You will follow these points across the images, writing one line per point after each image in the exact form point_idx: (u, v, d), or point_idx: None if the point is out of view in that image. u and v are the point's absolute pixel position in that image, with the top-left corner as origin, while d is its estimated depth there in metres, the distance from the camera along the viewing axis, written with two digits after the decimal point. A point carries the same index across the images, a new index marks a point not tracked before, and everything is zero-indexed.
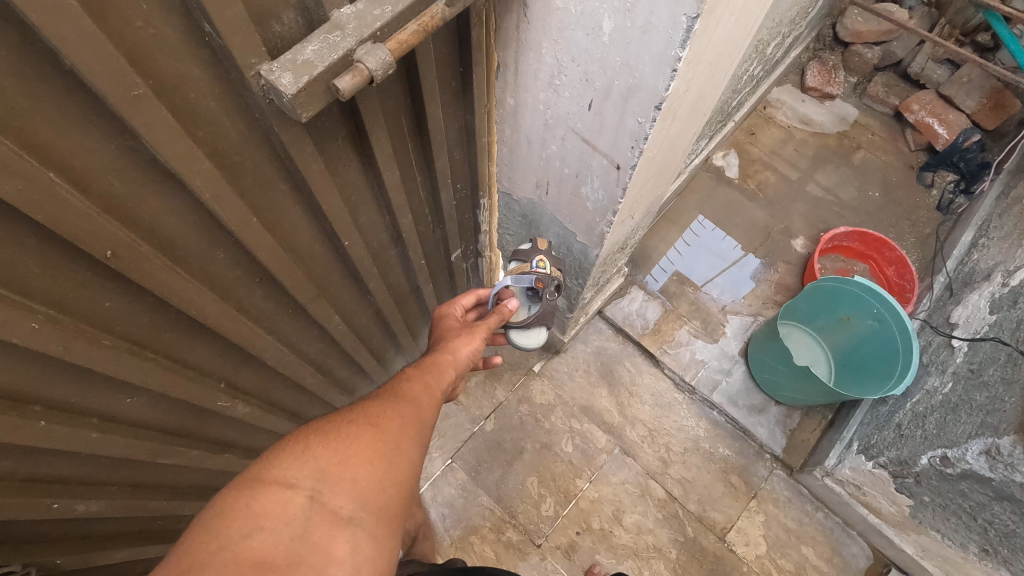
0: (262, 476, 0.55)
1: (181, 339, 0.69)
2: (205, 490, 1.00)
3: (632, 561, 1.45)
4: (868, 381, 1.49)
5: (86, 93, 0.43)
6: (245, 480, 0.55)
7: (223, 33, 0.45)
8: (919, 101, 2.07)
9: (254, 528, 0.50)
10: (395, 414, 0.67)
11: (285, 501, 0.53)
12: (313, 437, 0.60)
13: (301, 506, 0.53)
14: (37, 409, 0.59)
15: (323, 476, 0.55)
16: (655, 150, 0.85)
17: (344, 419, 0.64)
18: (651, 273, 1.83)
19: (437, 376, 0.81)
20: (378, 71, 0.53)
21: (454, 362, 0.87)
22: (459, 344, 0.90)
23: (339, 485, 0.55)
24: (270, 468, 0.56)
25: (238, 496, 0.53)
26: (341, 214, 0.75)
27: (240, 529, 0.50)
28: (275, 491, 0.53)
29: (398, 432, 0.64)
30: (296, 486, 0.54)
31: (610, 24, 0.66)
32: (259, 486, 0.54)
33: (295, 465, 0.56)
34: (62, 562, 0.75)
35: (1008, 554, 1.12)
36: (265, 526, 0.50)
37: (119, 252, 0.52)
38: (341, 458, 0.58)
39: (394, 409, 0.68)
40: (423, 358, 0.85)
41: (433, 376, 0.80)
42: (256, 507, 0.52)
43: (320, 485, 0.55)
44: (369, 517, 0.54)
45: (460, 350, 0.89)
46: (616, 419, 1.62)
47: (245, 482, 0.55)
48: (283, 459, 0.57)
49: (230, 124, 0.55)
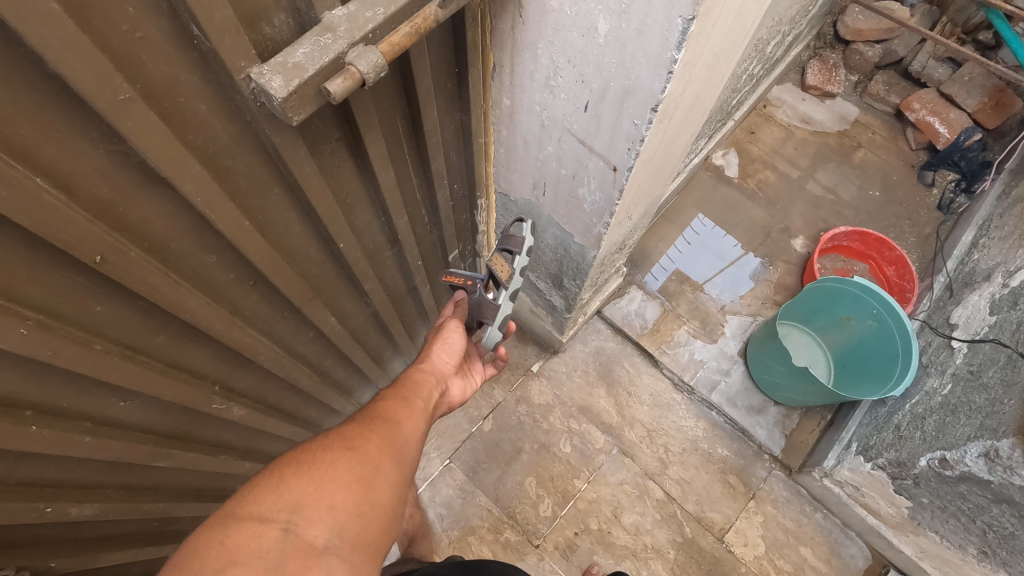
0: (238, 512, 0.57)
1: (175, 342, 0.69)
2: (201, 492, 1.00)
3: (630, 561, 1.45)
4: (867, 382, 1.48)
5: (72, 97, 0.43)
6: (219, 518, 0.57)
7: (211, 36, 0.45)
8: (920, 100, 2.06)
9: (227, 563, 0.52)
10: (373, 437, 0.70)
11: (258, 535, 0.55)
12: (287, 468, 0.62)
13: (276, 538, 0.55)
14: (29, 414, 0.58)
15: (298, 507, 0.58)
16: (651, 152, 0.85)
17: (320, 446, 0.67)
18: (651, 273, 1.83)
19: (414, 387, 0.89)
20: (370, 74, 0.52)
21: (429, 370, 0.96)
22: (433, 351, 1.01)
23: (315, 514, 0.57)
24: (245, 504, 0.58)
25: (212, 534, 0.55)
26: (335, 216, 0.74)
27: (213, 565, 0.51)
28: (250, 526, 0.55)
29: (376, 455, 0.67)
30: (270, 520, 0.56)
31: (606, 26, 0.65)
32: (233, 522, 0.56)
33: (270, 499, 0.58)
34: (56, 565, 0.75)
35: (1007, 556, 1.13)
36: (238, 561, 0.52)
37: (109, 258, 0.52)
38: (316, 486, 0.60)
39: (372, 432, 0.71)
40: (400, 375, 0.93)
41: (408, 389, 0.87)
42: (230, 543, 0.54)
43: (294, 516, 0.57)
44: (344, 545, 0.57)
45: (433, 357, 1.00)
46: (614, 419, 1.62)
47: (220, 519, 0.57)
48: (258, 495, 0.59)
49: (221, 127, 0.55)
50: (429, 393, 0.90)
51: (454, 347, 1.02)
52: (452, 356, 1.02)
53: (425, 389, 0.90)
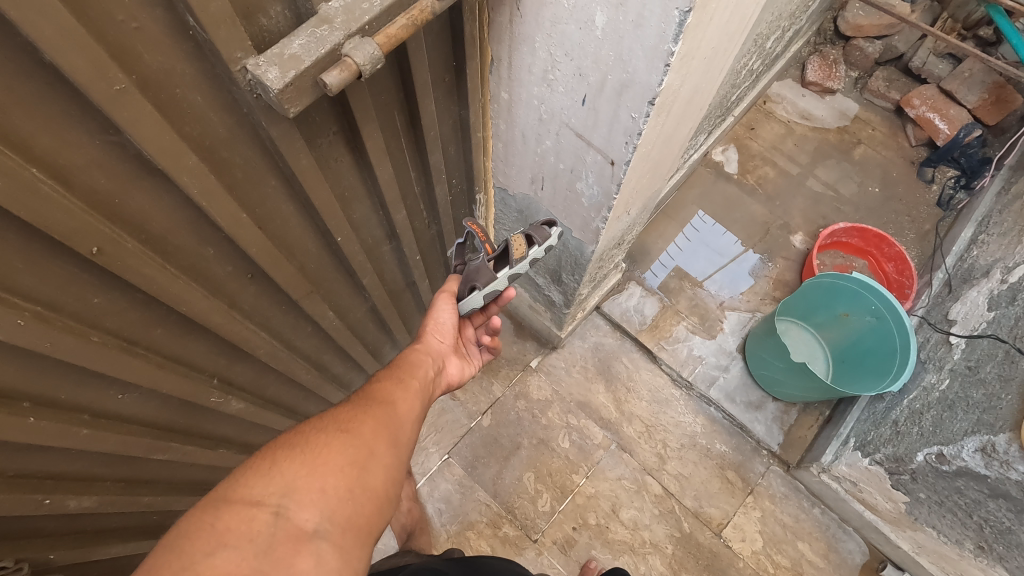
0: (229, 496, 0.57)
1: (172, 336, 0.69)
2: (199, 485, 1.00)
3: (627, 557, 1.45)
4: (865, 377, 1.49)
5: (68, 87, 0.43)
6: (212, 500, 0.57)
7: (207, 27, 0.45)
8: (920, 96, 2.05)
9: (218, 545, 0.52)
10: (366, 419, 0.71)
11: (249, 518, 0.55)
12: (280, 451, 0.63)
13: (266, 522, 0.55)
14: (26, 405, 0.58)
15: (290, 491, 0.58)
16: (649, 145, 0.84)
17: (315, 429, 0.67)
18: (651, 269, 1.82)
19: (410, 368, 0.90)
20: (367, 66, 0.52)
21: (423, 352, 0.96)
22: (427, 334, 1.01)
23: (307, 498, 0.58)
24: (236, 487, 0.58)
25: (203, 515, 0.55)
26: (333, 211, 0.74)
27: (203, 548, 0.52)
28: (241, 509, 0.56)
29: (370, 436, 0.68)
30: (262, 503, 0.57)
31: (603, 18, 0.65)
32: (224, 505, 0.56)
33: (261, 483, 0.58)
34: (55, 557, 0.75)
35: (1003, 551, 1.14)
36: (229, 543, 0.53)
37: (106, 249, 0.52)
38: (309, 469, 0.61)
39: (365, 415, 0.72)
40: (398, 356, 0.94)
41: (403, 369, 0.89)
42: (220, 525, 0.54)
43: (286, 500, 0.57)
44: (335, 529, 0.57)
45: (428, 340, 1.00)
46: (613, 415, 1.62)
47: (210, 502, 0.57)
48: (250, 478, 0.59)
49: (218, 120, 0.55)
50: (424, 373, 0.91)
51: (446, 325, 1.03)
52: (449, 333, 1.03)
53: (420, 370, 0.91)
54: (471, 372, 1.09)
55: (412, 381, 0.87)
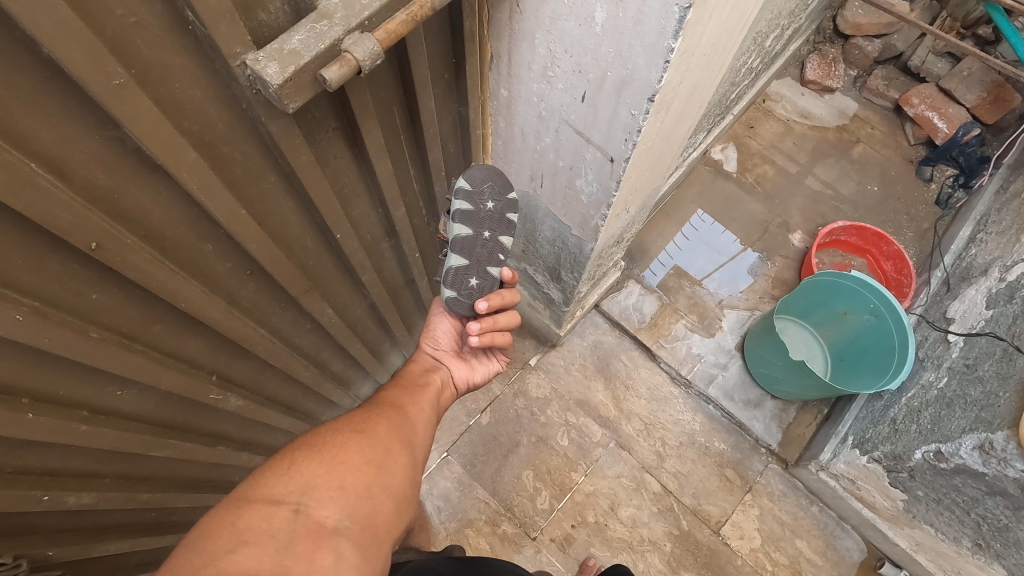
0: (249, 496, 0.57)
1: (171, 332, 0.69)
2: (198, 483, 1.00)
3: (626, 554, 1.46)
4: (863, 375, 1.49)
5: (68, 82, 0.43)
6: (231, 501, 0.57)
7: (206, 22, 0.45)
8: (919, 94, 2.05)
9: (238, 543, 0.52)
10: (381, 422, 0.72)
11: (269, 516, 0.55)
12: (298, 452, 0.63)
13: (286, 519, 0.55)
14: (25, 401, 0.58)
15: (309, 488, 0.58)
16: (649, 142, 0.84)
17: (330, 430, 0.68)
18: (649, 268, 1.82)
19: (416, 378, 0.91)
20: (366, 62, 0.52)
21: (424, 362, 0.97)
22: (422, 343, 1.02)
23: (326, 496, 0.58)
24: (255, 487, 0.59)
25: (224, 515, 0.55)
26: (332, 207, 0.74)
27: (224, 546, 0.52)
28: (261, 507, 0.56)
29: (386, 436, 0.69)
30: (281, 501, 0.57)
31: (602, 14, 0.65)
32: (244, 505, 0.56)
33: (280, 482, 0.59)
34: (54, 554, 0.75)
35: (1001, 548, 1.15)
36: (249, 540, 0.53)
37: (105, 244, 0.52)
38: (327, 468, 0.61)
39: (380, 418, 0.73)
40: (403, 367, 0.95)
41: (411, 380, 0.90)
42: (241, 523, 0.54)
43: (305, 498, 0.57)
44: (355, 526, 0.58)
45: (422, 351, 1.00)
46: (612, 413, 1.62)
47: (229, 504, 0.57)
48: (268, 478, 0.59)
49: (217, 115, 0.55)
50: (429, 381, 0.92)
51: (440, 332, 1.01)
52: (446, 337, 1.01)
53: (425, 377, 0.92)
54: (487, 375, 1.06)
55: (420, 390, 0.87)
